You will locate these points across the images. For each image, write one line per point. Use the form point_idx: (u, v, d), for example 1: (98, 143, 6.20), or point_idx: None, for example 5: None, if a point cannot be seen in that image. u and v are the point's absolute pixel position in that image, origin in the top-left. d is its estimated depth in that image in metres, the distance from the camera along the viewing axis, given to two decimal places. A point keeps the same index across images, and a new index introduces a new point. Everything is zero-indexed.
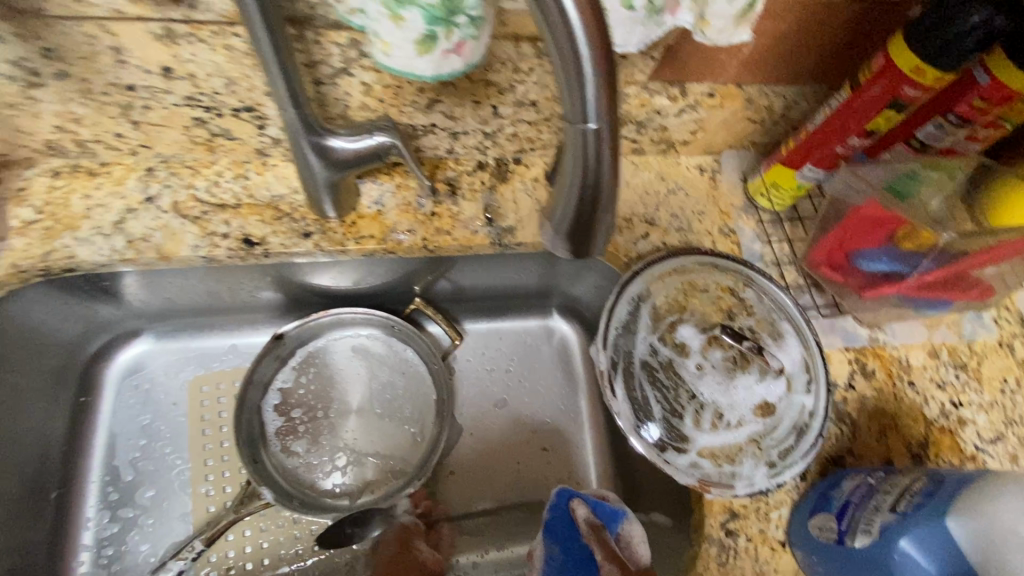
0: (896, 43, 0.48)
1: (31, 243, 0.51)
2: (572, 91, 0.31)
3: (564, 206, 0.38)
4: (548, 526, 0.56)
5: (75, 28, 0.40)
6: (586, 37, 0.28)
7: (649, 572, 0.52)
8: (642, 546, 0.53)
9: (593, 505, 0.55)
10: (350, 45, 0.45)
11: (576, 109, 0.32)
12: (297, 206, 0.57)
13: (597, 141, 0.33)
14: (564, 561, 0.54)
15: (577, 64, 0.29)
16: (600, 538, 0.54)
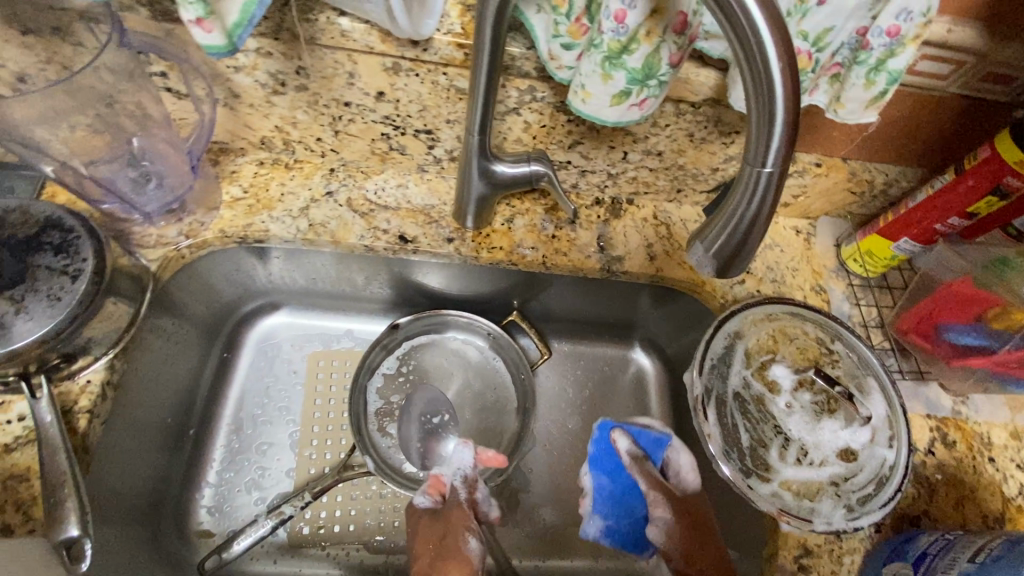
0: (1003, 138, 0.54)
1: (236, 215, 0.62)
2: (759, 135, 0.34)
3: (716, 240, 0.39)
4: (597, 458, 0.67)
5: (330, 55, 0.52)
6: (783, 90, 0.33)
7: (694, 494, 0.63)
8: (685, 473, 0.64)
9: (635, 436, 0.66)
10: (527, 90, 0.55)
11: (759, 151, 0.35)
12: (444, 215, 0.67)
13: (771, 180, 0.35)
14: (613, 490, 0.65)
15: (769, 114, 0.33)
16: (643, 465, 0.65)
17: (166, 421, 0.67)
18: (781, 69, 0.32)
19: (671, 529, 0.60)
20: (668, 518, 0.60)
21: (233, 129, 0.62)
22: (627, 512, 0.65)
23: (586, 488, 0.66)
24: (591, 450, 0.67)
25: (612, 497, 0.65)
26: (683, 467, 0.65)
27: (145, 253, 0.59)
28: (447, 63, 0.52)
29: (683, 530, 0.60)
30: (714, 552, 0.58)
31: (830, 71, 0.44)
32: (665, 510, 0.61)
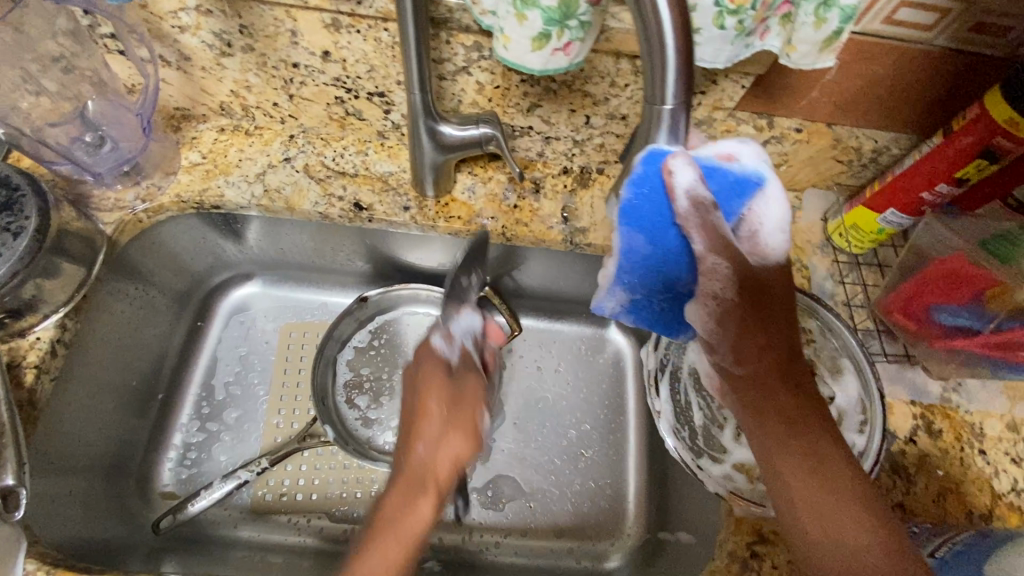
0: (993, 94, 0.48)
1: (193, 180, 0.62)
2: (654, 74, 0.37)
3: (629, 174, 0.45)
4: (631, 208, 0.42)
5: (268, 12, 0.51)
6: (671, 29, 0.35)
7: (770, 261, 0.44)
8: (761, 233, 0.43)
9: (704, 174, 0.42)
10: (474, 48, 0.53)
11: (655, 91, 0.38)
12: (402, 182, 0.65)
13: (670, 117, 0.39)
14: (650, 254, 0.44)
15: (662, 52, 0.36)
16: (710, 215, 0.42)
17: (131, 384, 0.68)
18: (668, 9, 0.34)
19: (723, 314, 0.44)
20: (735, 365, 0.46)
21: (191, 95, 0.62)
22: (665, 285, 0.47)
23: (612, 251, 0.45)
24: (626, 187, 0.42)
25: (645, 263, 0.45)
26: (765, 220, 0.43)
27: (101, 217, 0.60)
28: (386, 17, 0.50)
29: (741, 331, 0.44)
30: (825, 451, 0.43)
31: (779, 10, 0.40)
32: (726, 279, 0.43)
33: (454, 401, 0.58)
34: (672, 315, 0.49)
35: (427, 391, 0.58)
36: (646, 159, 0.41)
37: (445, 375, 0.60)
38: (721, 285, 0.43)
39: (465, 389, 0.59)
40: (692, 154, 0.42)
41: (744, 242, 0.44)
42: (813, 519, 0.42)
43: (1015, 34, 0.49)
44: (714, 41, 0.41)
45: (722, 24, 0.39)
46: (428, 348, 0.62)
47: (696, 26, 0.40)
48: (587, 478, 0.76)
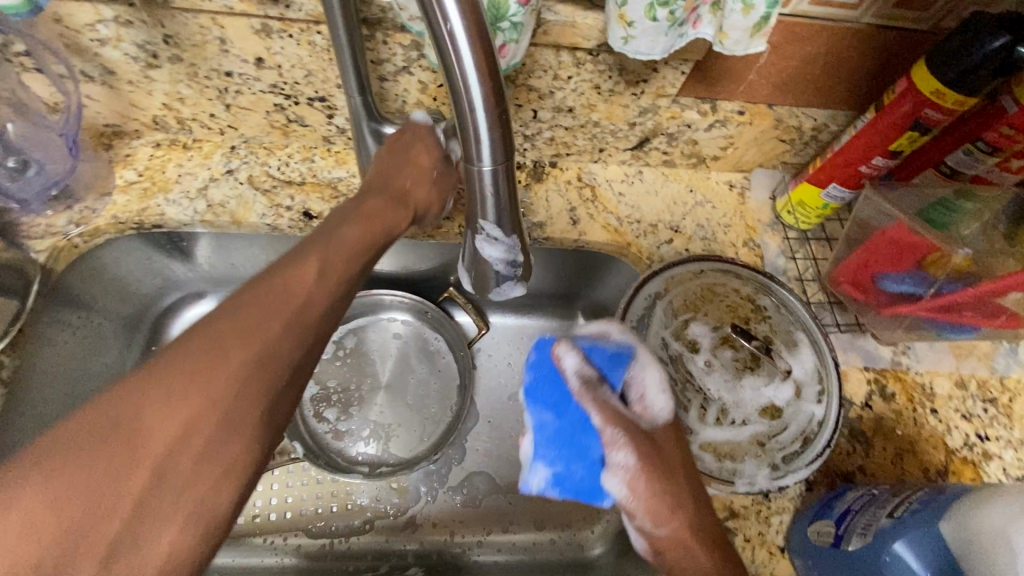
0: (919, 68, 0.50)
1: (130, 200, 0.60)
2: (467, 135, 0.33)
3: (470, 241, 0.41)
4: (532, 394, 0.52)
5: (192, 20, 0.49)
6: (481, 96, 0.31)
7: (667, 426, 0.49)
8: (652, 395, 0.50)
9: (586, 353, 0.52)
10: (412, 47, 0.52)
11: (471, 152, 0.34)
12: (353, 188, 0.64)
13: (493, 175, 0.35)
14: (555, 428, 0.50)
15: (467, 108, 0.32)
16: (598, 390, 0.50)
17: None
18: (476, 74, 0.30)
19: (636, 475, 0.46)
20: (656, 528, 0.45)
21: (121, 111, 0.60)
22: (579, 454, 0.49)
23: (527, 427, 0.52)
24: (526, 379, 0.53)
25: (556, 436, 0.51)
26: (647, 385, 0.51)
27: (31, 245, 0.56)
28: (317, 20, 0.49)
29: (648, 483, 0.45)
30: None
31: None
32: (625, 444, 0.47)
33: (434, 180, 0.54)
34: (594, 483, 0.49)
35: (411, 162, 0.52)
36: (536, 348, 0.53)
37: (438, 157, 0.54)
38: (622, 452, 0.47)
39: (450, 177, 0.56)
40: (573, 338, 0.53)
41: (642, 418, 0.50)
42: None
43: (939, 4, 0.51)
44: (648, 34, 0.41)
45: (654, 16, 0.39)
46: (417, 128, 0.54)
47: (630, 20, 0.40)
48: None
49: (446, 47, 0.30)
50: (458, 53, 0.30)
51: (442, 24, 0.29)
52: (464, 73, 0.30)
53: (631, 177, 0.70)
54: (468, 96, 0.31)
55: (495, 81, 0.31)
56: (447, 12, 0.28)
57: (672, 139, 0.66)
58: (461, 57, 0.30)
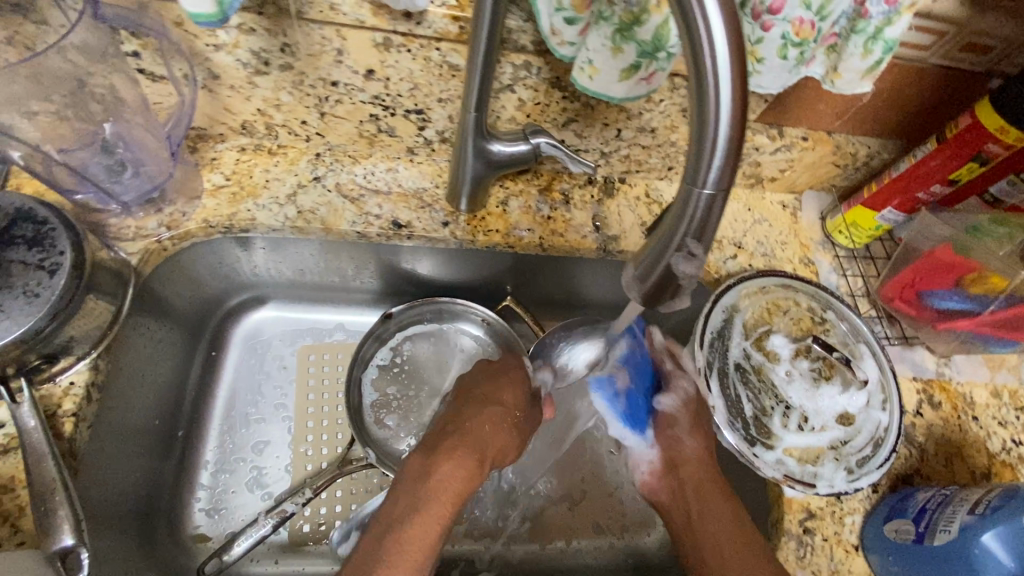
0: (983, 107, 0.56)
1: (220, 204, 0.59)
2: (698, 144, 0.28)
3: (654, 264, 0.34)
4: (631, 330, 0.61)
5: (317, 31, 0.50)
6: (729, 111, 0.26)
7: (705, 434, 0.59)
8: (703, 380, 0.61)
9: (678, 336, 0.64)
10: (522, 66, 0.54)
11: (697, 165, 0.28)
12: (437, 199, 0.65)
13: (709, 208, 0.30)
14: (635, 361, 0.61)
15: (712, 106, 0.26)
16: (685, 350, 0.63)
17: (155, 423, 0.64)
18: (732, 86, 0.26)
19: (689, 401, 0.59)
20: (690, 439, 0.58)
21: (212, 114, 0.59)
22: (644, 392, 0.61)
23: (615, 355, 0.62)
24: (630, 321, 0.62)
25: (637, 370, 0.61)
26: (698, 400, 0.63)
27: (123, 246, 0.56)
28: (441, 37, 0.50)
29: (693, 412, 0.59)
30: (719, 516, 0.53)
31: (828, 42, 0.45)
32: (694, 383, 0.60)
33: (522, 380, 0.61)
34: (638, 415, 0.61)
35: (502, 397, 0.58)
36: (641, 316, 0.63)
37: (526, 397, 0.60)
38: (684, 385, 0.60)
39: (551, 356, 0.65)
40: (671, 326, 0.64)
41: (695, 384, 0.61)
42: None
43: (994, 53, 0.56)
44: (774, 70, 0.45)
45: (785, 54, 0.44)
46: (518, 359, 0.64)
47: (760, 57, 0.44)
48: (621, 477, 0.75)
49: (701, 57, 0.26)
50: (716, 60, 0.26)
51: (701, 27, 0.25)
52: (716, 85, 0.26)
53: None
54: (716, 114, 0.26)
55: (748, 93, 0.26)
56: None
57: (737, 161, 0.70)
58: (719, 65, 0.26)
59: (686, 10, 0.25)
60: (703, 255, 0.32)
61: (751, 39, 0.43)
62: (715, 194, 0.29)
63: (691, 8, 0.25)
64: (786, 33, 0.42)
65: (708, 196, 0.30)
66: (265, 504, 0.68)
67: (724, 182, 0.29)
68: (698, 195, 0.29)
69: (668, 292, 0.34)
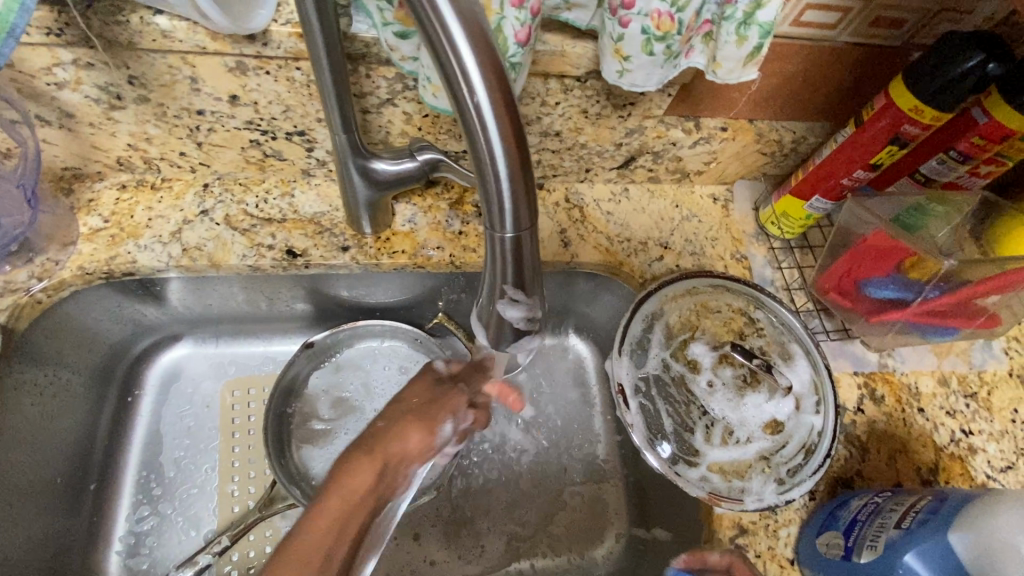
0: (896, 85, 0.52)
1: (97, 248, 0.56)
2: (493, 201, 0.29)
3: (485, 310, 0.36)
4: None
5: (160, 60, 0.46)
6: (505, 153, 0.28)
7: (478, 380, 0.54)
8: None
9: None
10: (396, 80, 0.50)
11: (496, 216, 0.30)
12: (337, 222, 0.61)
13: (517, 249, 0.32)
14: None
15: (494, 161, 0.28)
16: None
17: (54, 481, 0.61)
18: (500, 133, 0.27)
19: None
20: None
21: (80, 153, 0.56)
22: None
23: None
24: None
25: None
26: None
27: None
28: (297, 57, 0.46)
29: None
30: None
31: (702, 30, 0.41)
32: None
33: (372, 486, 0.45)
34: None
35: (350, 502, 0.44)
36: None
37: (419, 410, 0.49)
38: None
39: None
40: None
41: None
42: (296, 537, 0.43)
43: (910, 23, 0.52)
44: (644, 67, 0.41)
45: (651, 50, 0.40)
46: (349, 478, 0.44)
47: (626, 55, 0.41)
48: (561, 494, 0.71)
49: (466, 107, 0.27)
50: (478, 109, 0.27)
51: (459, 74, 0.26)
52: (487, 135, 0.27)
53: (617, 195, 0.70)
54: (491, 157, 0.28)
55: (521, 138, 0.28)
56: (465, 57, 0.25)
57: (657, 157, 0.66)
58: (485, 117, 0.27)
59: (443, 60, 0.26)
60: (526, 299, 0.35)
61: (613, 37, 0.40)
62: (517, 235, 0.31)
63: (446, 54, 0.25)
64: (646, 27, 0.38)
65: (512, 239, 0.31)
66: (197, 548, 0.65)
67: (522, 225, 0.31)
68: (499, 239, 0.31)
69: (510, 331, 0.36)
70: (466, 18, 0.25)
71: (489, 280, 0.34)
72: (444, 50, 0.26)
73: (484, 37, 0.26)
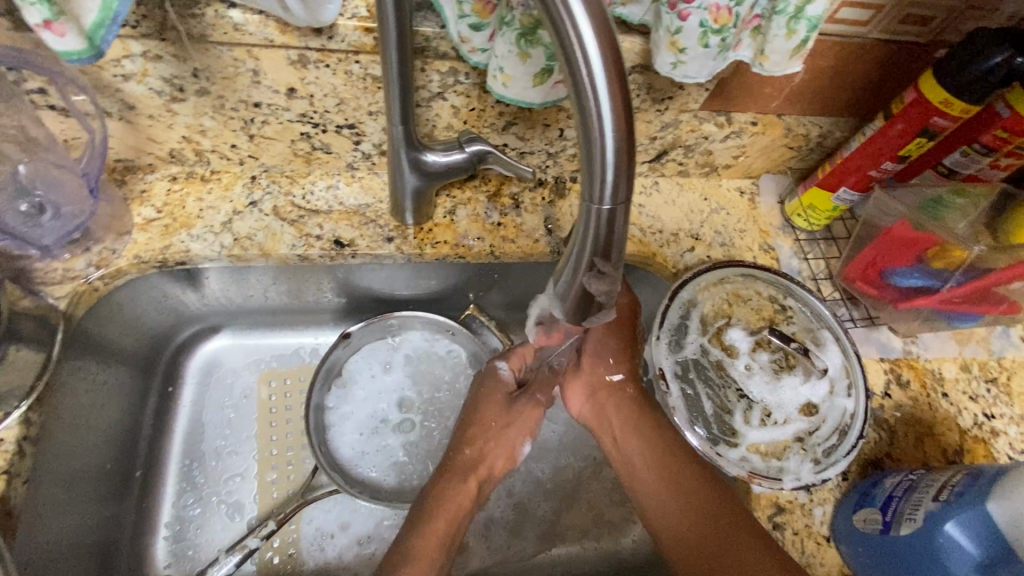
0: (927, 80, 0.54)
1: (151, 238, 0.58)
2: (594, 172, 0.31)
3: (570, 281, 0.38)
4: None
5: (226, 53, 0.48)
6: (611, 122, 0.29)
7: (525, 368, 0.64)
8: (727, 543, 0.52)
9: None
10: (449, 73, 0.52)
11: (594, 188, 0.31)
12: (381, 214, 0.63)
13: (611, 220, 0.33)
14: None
15: (599, 131, 0.29)
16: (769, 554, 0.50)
17: (104, 467, 0.62)
18: (609, 103, 0.28)
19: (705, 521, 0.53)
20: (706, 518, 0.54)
21: (136, 145, 0.57)
22: None
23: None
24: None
25: None
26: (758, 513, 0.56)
27: (51, 291, 0.54)
28: (358, 50, 0.48)
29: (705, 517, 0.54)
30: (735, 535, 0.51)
31: (751, 24, 0.43)
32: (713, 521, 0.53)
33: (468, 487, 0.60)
34: None
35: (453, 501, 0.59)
36: None
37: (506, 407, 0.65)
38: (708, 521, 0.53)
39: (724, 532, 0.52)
40: None
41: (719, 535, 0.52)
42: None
43: (939, 20, 0.55)
44: (698, 59, 0.43)
45: (706, 43, 0.42)
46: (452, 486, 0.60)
47: (682, 47, 0.43)
48: (595, 481, 0.73)
49: (578, 78, 0.28)
50: (591, 80, 0.28)
51: (574, 46, 0.27)
52: (596, 104, 0.28)
53: (648, 188, 0.72)
54: (600, 127, 0.29)
55: (627, 108, 0.29)
56: (581, 29, 0.27)
57: (688, 151, 0.68)
58: (595, 86, 0.28)
59: (560, 32, 0.28)
60: (611, 271, 0.36)
61: (671, 30, 0.42)
62: (614, 207, 0.32)
63: (563, 28, 0.27)
64: (704, 21, 0.40)
65: (608, 211, 0.32)
66: (241, 533, 0.66)
67: (620, 195, 0.32)
68: (596, 209, 0.32)
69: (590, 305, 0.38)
70: None
71: (577, 254, 0.35)
72: (561, 23, 0.27)
73: (600, 9, 0.27)
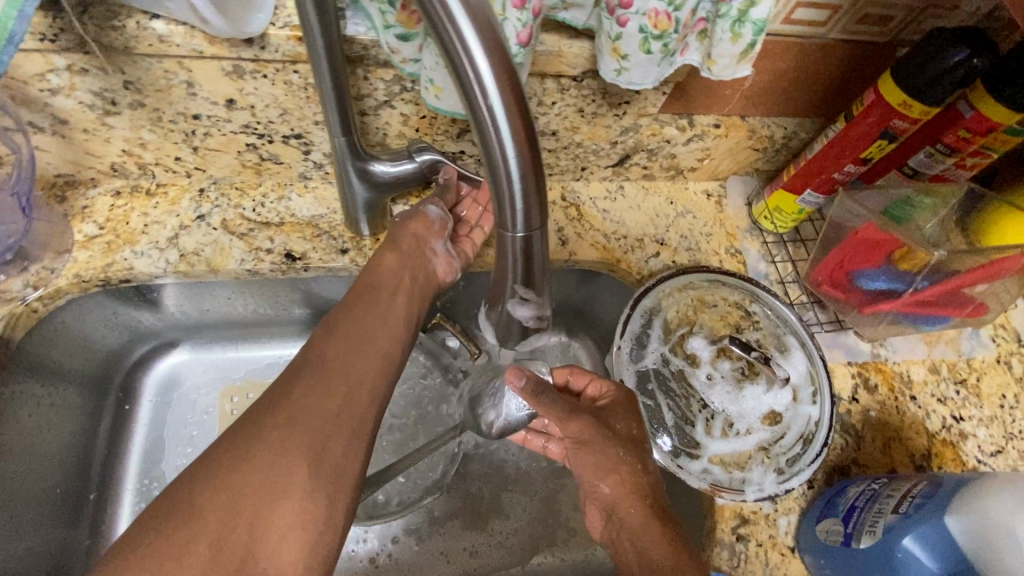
0: (886, 81, 0.53)
1: (93, 256, 0.56)
2: (502, 203, 0.31)
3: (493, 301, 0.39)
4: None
5: (156, 65, 0.46)
6: (515, 154, 0.29)
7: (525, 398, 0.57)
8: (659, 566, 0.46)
9: None
10: (394, 81, 0.50)
11: (505, 217, 0.32)
12: (335, 225, 0.61)
13: (526, 245, 0.34)
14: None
15: (504, 165, 0.29)
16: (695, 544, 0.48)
17: (55, 491, 0.60)
18: (511, 137, 0.28)
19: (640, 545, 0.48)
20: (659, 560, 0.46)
21: (74, 160, 0.55)
22: None
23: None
24: None
25: None
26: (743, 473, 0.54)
27: None
28: (295, 60, 0.46)
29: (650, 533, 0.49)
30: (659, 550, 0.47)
31: (696, 28, 0.42)
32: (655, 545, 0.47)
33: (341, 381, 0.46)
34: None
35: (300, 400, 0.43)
36: None
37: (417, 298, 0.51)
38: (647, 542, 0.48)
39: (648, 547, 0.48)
40: None
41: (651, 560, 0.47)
42: (211, 496, 0.38)
43: (897, 19, 0.54)
44: (641, 65, 0.42)
45: (648, 49, 0.41)
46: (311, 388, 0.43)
47: (624, 54, 0.41)
48: (563, 491, 0.71)
49: (478, 111, 0.28)
50: (492, 112, 0.28)
51: (471, 79, 0.27)
52: (498, 136, 0.28)
53: (613, 193, 0.70)
54: (503, 159, 0.29)
55: (530, 140, 0.29)
56: (478, 64, 0.26)
57: (651, 154, 0.67)
58: (496, 119, 0.28)
59: (456, 62, 0.27)
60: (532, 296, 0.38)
61: (611, 36, 0.40)
62: (527, 234, 0.33)
63: (459, 60, 0.27)
64: (643, 26, 0.39)
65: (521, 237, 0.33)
66: None
67: (531, 222, 0.33)
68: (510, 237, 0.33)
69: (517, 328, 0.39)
70: (478, 24, 0.26)
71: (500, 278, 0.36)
72: (457, 54, 0.27)
73: (496, 37, 0.27)
